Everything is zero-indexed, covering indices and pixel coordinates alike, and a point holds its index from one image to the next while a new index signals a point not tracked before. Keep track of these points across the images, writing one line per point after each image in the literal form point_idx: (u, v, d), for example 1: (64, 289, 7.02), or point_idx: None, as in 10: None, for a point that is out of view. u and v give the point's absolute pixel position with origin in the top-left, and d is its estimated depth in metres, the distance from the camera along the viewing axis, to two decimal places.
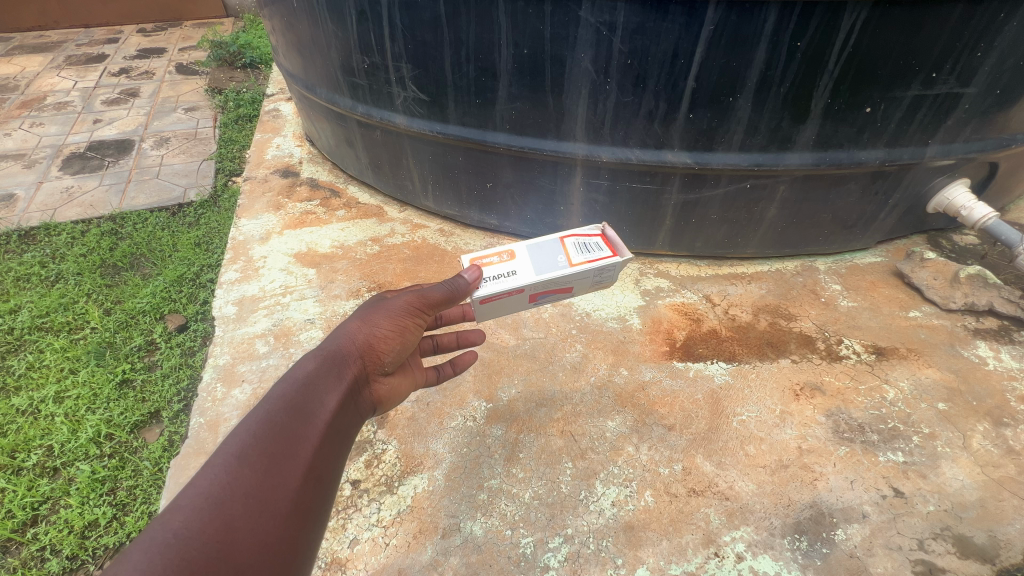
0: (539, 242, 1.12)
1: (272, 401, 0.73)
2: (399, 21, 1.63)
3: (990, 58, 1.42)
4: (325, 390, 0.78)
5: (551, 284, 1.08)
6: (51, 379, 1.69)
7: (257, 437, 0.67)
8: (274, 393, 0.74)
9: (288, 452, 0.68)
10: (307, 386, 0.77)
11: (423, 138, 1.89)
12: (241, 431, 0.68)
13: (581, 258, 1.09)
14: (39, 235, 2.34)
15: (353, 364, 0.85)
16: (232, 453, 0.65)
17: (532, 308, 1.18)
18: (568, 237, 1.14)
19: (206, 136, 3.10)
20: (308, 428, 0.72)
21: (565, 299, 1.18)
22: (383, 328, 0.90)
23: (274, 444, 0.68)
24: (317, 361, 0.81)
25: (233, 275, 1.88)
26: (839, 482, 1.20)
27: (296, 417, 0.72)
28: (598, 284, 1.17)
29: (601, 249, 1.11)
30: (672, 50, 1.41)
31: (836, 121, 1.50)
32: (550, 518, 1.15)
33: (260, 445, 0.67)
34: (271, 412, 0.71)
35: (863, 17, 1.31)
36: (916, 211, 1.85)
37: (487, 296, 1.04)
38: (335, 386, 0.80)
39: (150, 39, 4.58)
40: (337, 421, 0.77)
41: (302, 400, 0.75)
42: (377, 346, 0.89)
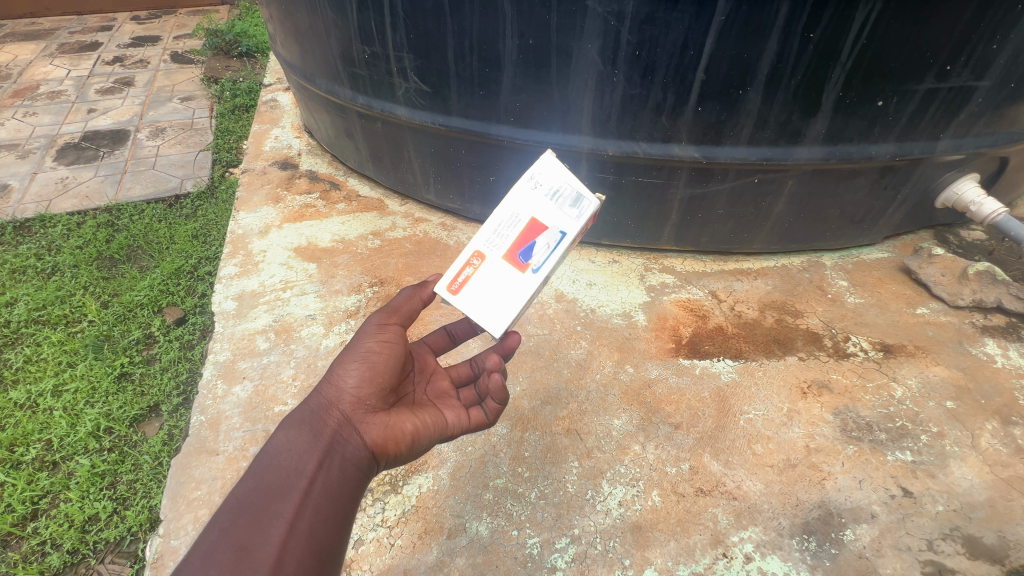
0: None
1: (247, 486, 0.79)
2: (400, 9, 1.59)
3: (1005, 50, 1.40)
4: (298, 458, 0.82)
5: (499, 226, 0.96)
6: (48, 372, 1.66)
7: (230, 529, 0.74)
8: (251, 475, 0.80)
9: (258, 539, 0.72)
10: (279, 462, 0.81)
11: (425, 131, 1.86)
12: (218, 525, 0.74)
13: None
14: (34, 227, 2.30)
15: (330, 418, 0.86)
16: (205, 552, 0.71)
17: (535, 274, 0.94)
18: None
19: (202, 127, 3.05)
20: (281, 504, 0.77)
21: (557, 238, 0.95)
22: (350, 372, 0.89)
23: (243, 532, 0.73)
24: (291, 429, 0.85)
25: (232, 269, 1.85)
26: (848, 482, 1.19)
27: (268, 496, 0.77)
28: (570, 202, 0.98)
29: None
30: (681, 41, 1.37)
31: (846, 115, 1.47)
32: (556, 518, 1.14)
33: (233, 537, 0.73)
34: (245, 497, 0.77)
35: (877, 8, 1.28)
36: (925, 207, 1.82)
37: (449, 279, 0.95)
38: (309, 449, 0.83)
39: (144, 27, 4.51)
40: (316, 486, 0.80)
41: (273, 476, 0.79)
42: (349, 390, 0.88)
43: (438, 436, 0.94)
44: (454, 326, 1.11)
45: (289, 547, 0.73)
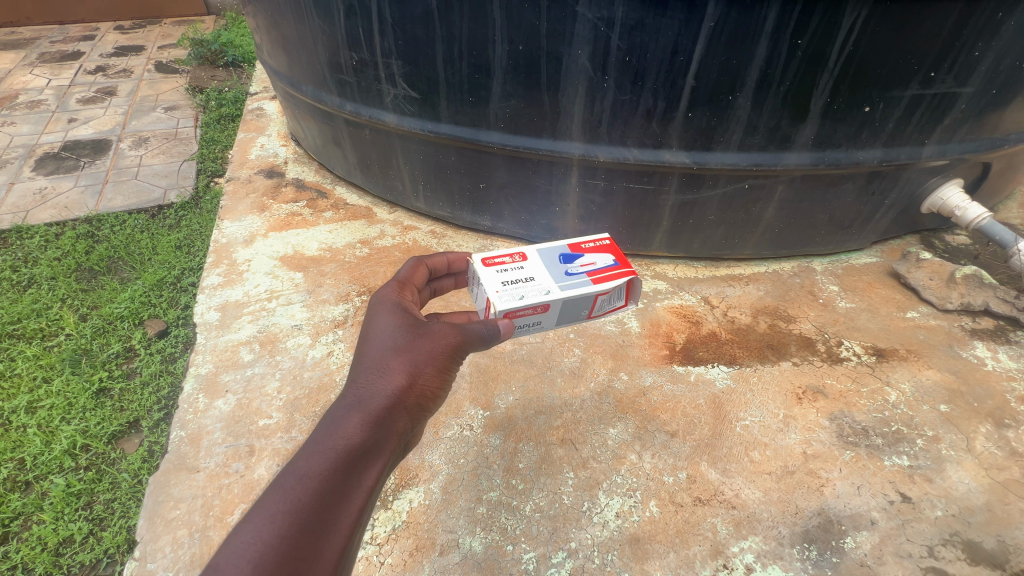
0: (569, 287, 1.01)
1: (300, 484, 0.60)
2: (389, 15, 1.57)
3: (986, 58, 1.42)
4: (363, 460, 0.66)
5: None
6: (23, 389, 1.59)
7: (283, 542, 0.55)
8: (308, 470, 0.61)
9: (314, 556, 0.56)
10: (346, 462, 0.64)
11: (414, 137, 1.84)
12: (261, 533, 0.55)
13: (602, 312, 1.08)
14: (10, 238, 2.23)
15: (398, 421, 0.72)
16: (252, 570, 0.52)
17: None
18: (602, 286, 1.03)
19: (186, 137, 3.00)
20: (345, 519, 0.61)
21: None
22: (430, 373, 0.77)
23: (303, 552, 0.56)
24: (358, 420, 0.68)
25: (215, 279, 1.80)
26: (846, 488, 1.18)
27: (331, 506, 0.60)
28: None
29: (622, 294, 1.09)
30: (671, 46, 1.37)
31: (834, 121, 1.49)
32: (552, 532, 1.10)
33: (287, 553, 0.55)
34: (300, 501, 0.58)
35: (863, 15, 1.29)
36: (911, 212, 1.85)
37: None
38: (377, 450, 0.68)
39: (127, 36, 4.45)
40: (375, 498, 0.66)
41: (338, 477, 0.62)
42: (423, 395, 0.76)
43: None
44: (434, 262, 1.02)
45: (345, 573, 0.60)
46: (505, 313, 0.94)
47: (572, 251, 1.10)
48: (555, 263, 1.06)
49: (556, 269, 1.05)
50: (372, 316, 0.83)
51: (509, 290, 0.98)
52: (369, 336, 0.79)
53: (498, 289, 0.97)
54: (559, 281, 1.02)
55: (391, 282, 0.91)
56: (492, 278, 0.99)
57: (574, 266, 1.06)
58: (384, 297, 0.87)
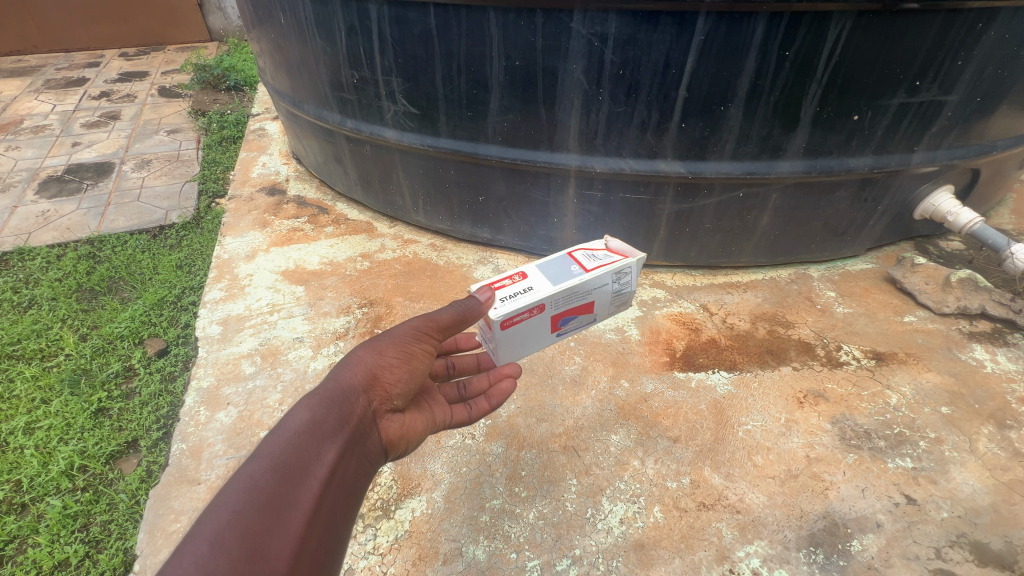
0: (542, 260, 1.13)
1: (257, 463, 0.64)
2: (389, 34, 1.62)
3: (969, 66, 1.46)
4: (321, 440, 0.70)
5: (569, 296, 1.06)
6: (21, 410, 1.59)
7: (240, 513, 0.59)
8: (265, 451, 0.66)
9: (273, 529, 0.60)
10: (301, 441, 0.68)
11: (414, 152, 1.87)
12: (219, 508, 0.59)
13: (597, 262, 1.10)
14: (12, 260, 2.25)
15: (358, 405, 0.76)
16: (208, 541, 0.56)
17: (556, 336, 1.14)
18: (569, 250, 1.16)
19: (189, 158, 3.05)
20: (302, 492, 0.65)
21: (588, 319, 1.16)
22: (390, 360, 0.82)
23: (258, 521, 0.59)
24: (315, 402, 0.73)
25: (218, 293, 1.81)
26: (850, 491, 1.17)
27: (288, 483, 0.64)
28: (619, 297, 1.16)
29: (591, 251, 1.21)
30: (663, 60, 1.41)
31: (825, 129, 1.52)
32: (556, 539, 1.10)
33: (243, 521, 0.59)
34: (256, 478, 0.63)
35: (848, 27, 1.34)
36: (904, 218, 1.88)
37: (507, 317, 0.99)
38: (335, 432, 0.72)
39: (132, 63, 4.55)
40: (337, 477, 0.69)
41: (294, 457, 0.66)
42: (383, 381, 0.81)
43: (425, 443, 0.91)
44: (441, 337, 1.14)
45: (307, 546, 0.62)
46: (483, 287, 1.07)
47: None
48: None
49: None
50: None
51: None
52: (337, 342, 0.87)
53: None
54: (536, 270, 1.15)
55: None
56: None
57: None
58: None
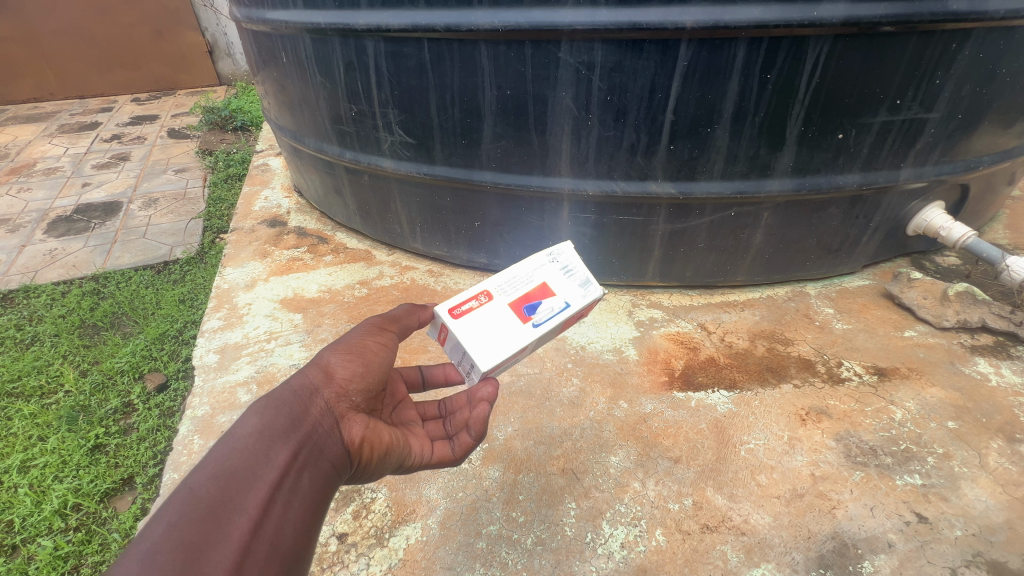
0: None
1: (201, 471, 0.67)
2: (385, 69, 1.68)
3: (947, 85, 1.50)
4: (270, 443, 0.72)
5: (512, 279, 1.01)
6: (17, 448, 1.58)
7: (178, 522, 0.61)
8: (212, 458, 0.68)
9: (214, 536, 0.61)
10: (248, 445, 0.71)
11: (411, 181, 1.92)
12: (159, 518, 0.61)
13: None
14: (17, 298, 2.28)
15: (311, 405, 0.79)
16: (141, 556, 0.57)
17: (532, 329, 0.97)
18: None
19: (194, 196, 3.12)
20: (248, 497, 0.66)
21: (561, 305, 1.01)
22: (342, 361, 0.85)
23: (197, 530, 0.61)
24: (266, 409, 0.76)
25: (216, 323, 1.82)
26: (858, 510, 1.14)
27: (232, 489, 0.66)
28: (578, 276, 1.05)
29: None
30: (649, 85, 1.46)
31: (811, 148, 1.55)
32: (555, 565, 1.06)
33: (184, 530, 0.60)
34: (198, 488, 0.65)
35: (826, 50, 1.39)
36: (897, 234, 1.89)
37: (452, 305, 0.97)
38: (285, 434, 0.74)
39: (143, 107, 4.72)
40: (289, 480, 0.71)
41: (240, 462, 0.69)
42: (338, 379, 0.84)
43: (401, 455, 0.89)
44: (435, 372, 1.13)
45: (252, 550, 0.63)
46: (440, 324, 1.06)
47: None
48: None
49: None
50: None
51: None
52: None
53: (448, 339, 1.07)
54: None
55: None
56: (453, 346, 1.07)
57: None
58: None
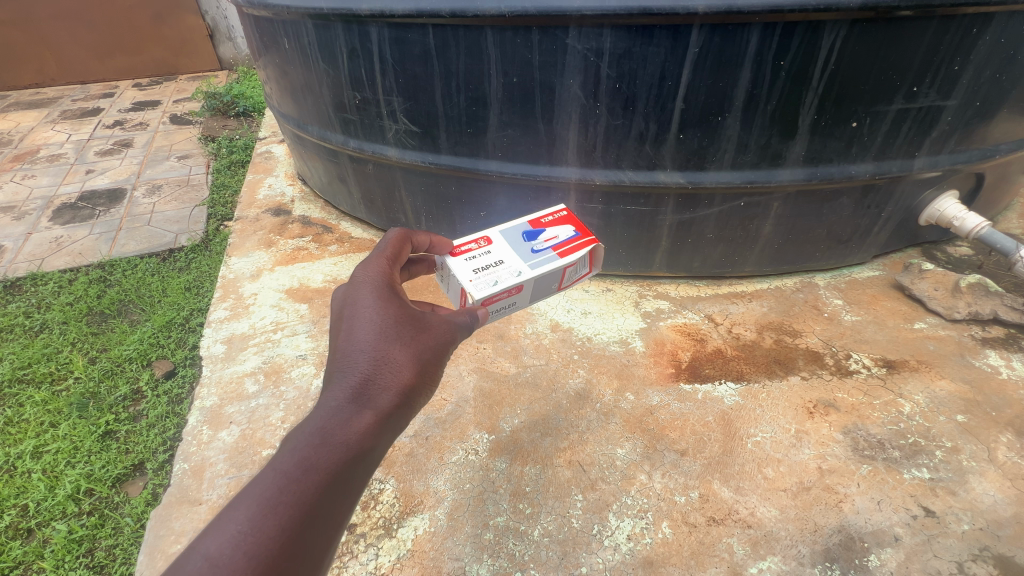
0: (542, 265, 1.12)
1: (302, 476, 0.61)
2: (389, 55, 1.65)
3: (966, 72, 1.46)
4: (369, 460, 0.68)
5: None
6: (29, 433, 1.60)
7: (285, 535, 0.58)
8: (314, 464, 0.62)
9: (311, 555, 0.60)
10: (349, 462, 0.65)
11: (415, 170, 1.90)
12: (263, 526, 0.57)
13: (571, 281, 1.22)
14: (25, 285, 2.29)
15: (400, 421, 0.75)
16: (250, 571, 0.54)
17: None
18: (567, 258, 1.15)
19: (198, 183, 3.10)
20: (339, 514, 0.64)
21: None
22: (430, 375, 0.81)
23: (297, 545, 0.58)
24: (368, 417, 0.69)
25: (222, 313, 1.82)
26: (865, 503, 1.14)
27: (331, 504, 0.63)
28: None
29: (586, 262, 1.23)
30: (659, 72, 1.43)
31: (824, 136, 1.52)
32: (562, 557, 1.07)
33: (289, 548, 0.57)
34: (299, 495, 0.60)
35: (842, 35, 1.35)
36: (909, 224, 1.86)
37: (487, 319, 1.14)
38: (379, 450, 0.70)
39: (145, 92, 4.68)
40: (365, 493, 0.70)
41: (341, 478, 0.64)
42: (420, 396, 0.79)
43: None
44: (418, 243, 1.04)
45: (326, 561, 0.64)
46: (484, 297, 1.04)
47: (536, 227, 1.23)
48: (525, 247, 1.17)
49: (524, 253, 1.15)
50: (361, 296, 0.83)
51: (487, 276, 1.08)
52: (365, 315, 0.80)
53: (472, 277, 1.07)
54: (533, 262, 1.13)
55: (378, 256, 0.92)
56: (465, 267, 1.09)
57: (541, 246, 1.18)
58: (368, 275, 0.88)
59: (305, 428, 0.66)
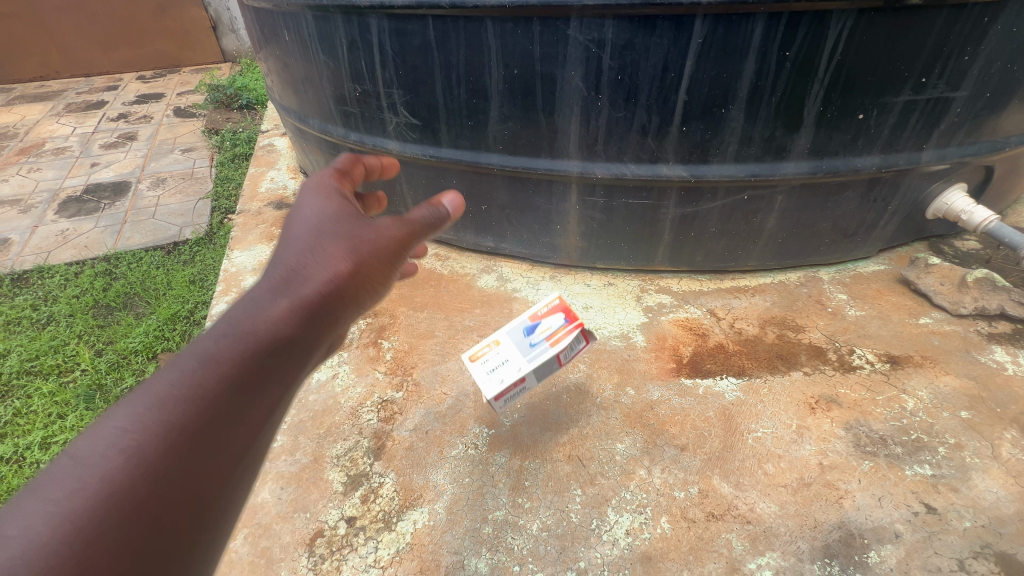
0: (535, 358, 1.17)
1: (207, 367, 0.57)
2: (389, 47, 1.63)
3: (976, 62, 1.43)
4: (285, 359, 0.63)
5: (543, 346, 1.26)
6: (37, 425, 1.61)
7: (178, 425, 0.53)
8: (224, 353, 0.58)
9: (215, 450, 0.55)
10: (260, 351, 0.60)
11: (416, 163, 1.89)
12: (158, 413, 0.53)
13: (569, 358, 1.22)
14: (32, 278, 2.30)
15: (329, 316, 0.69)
16: (134, 451, 0.51)
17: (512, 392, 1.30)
18: (557, 346, 1.18)
19: (201, 176, 3.11)
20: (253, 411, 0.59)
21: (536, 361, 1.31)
22: (370, 266, 0.75)
23: (198, 438, 0.54)
24: (286, 307, 0.65)
25: (225, 306, 1.83)
26: (866, 500, 1.13)
27: (240, 398, 0.58)
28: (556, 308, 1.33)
29: (579, 338, 1.21)
30: (661, 64, 1.41)
31: (830, 129, 1.50)
32: (560, 551, 1.07)
33: (184, 436, 0.53)
34: (202, 381, 0.56)
35: (849, 25, 1.32)
36: (916, 218, 1.83)
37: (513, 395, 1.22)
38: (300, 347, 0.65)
39: (148, 85, 4.68)
40: (285, 397, 0.64)
41: (251, 372, 0.59)
42: (355, 292, 0.73)
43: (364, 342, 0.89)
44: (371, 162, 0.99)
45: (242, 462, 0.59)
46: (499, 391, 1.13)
47: (530, 318, 1.24)
48: (520, 337, 1.22)
49: (520, 343, 1.20)
50: (301, 203, 0.81)
51: (490, 376, 1.16)
52: (302, 215, 0.78)
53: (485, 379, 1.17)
54: (527, 354, 1.18)
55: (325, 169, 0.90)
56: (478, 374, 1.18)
57: (535, 333, 1.21)
58: (316, 183, 0.85)
59: (222, 318, 0.62)
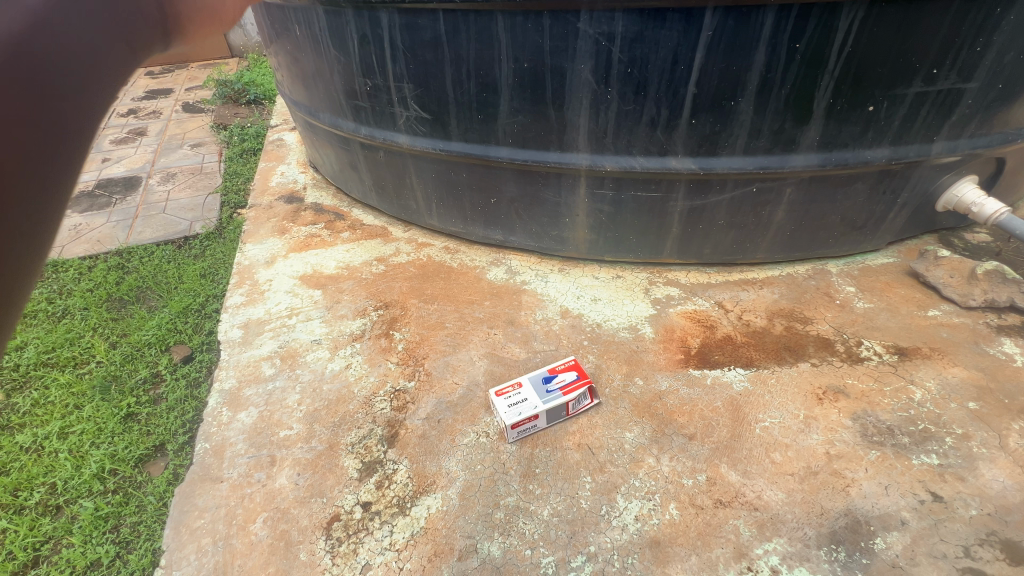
0: (550, 400, 1.29)
1: None
2: (400, 42, 1.65)
3: (988, 53, 1.43)
4: None
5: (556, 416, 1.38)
6: (55, 415, 1.66)
7: None
8: None
9: None
10: None
11: (426, 157, 1.90)
12: None
13: (577, 410, 1.34)
14: (47, 272, 2.35)
15: None
16: None
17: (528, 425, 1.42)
18: (569, 395, 1.30)
19: (211, 171, 3.14)
20: None
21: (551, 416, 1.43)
22: None
23: None
24: None
25: (239, 298, 1.86)
26: (873, 488, 1.15)
27: None
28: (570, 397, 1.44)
29: (587, 394, 1.34)
30: (671, 57, 1.41)
31: (839, 121, 1.50)
32: (571, 536, 1.10)
33: None
34: None
35: (860, 17, 1.32)
36: (926, 210, 1.83)
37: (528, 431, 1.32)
38: None
39: (157, 80, 4.72)
40: None
41: None
42: None
43: None
44: None
45: None
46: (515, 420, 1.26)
47: (549, 369, 1.38)
48: (539, 381, 1.35)
49: (539, 386, 1.33)
50: None
51: (510, 408, 1.29)
52: None
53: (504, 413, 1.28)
54: (543, 396, 1.30)
55: None
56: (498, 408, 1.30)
57: (552, 381, 1.35)
58: None
59: None
